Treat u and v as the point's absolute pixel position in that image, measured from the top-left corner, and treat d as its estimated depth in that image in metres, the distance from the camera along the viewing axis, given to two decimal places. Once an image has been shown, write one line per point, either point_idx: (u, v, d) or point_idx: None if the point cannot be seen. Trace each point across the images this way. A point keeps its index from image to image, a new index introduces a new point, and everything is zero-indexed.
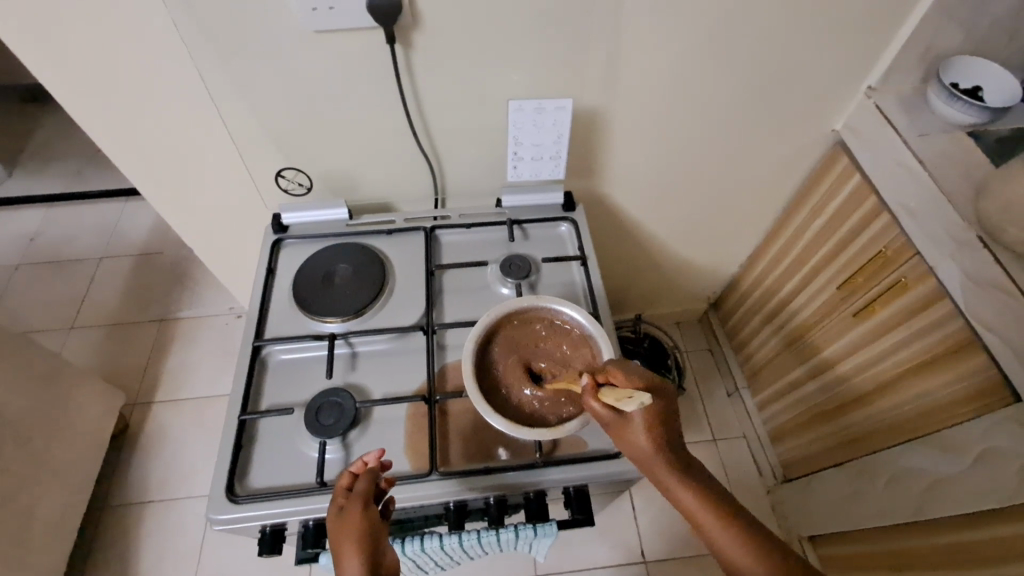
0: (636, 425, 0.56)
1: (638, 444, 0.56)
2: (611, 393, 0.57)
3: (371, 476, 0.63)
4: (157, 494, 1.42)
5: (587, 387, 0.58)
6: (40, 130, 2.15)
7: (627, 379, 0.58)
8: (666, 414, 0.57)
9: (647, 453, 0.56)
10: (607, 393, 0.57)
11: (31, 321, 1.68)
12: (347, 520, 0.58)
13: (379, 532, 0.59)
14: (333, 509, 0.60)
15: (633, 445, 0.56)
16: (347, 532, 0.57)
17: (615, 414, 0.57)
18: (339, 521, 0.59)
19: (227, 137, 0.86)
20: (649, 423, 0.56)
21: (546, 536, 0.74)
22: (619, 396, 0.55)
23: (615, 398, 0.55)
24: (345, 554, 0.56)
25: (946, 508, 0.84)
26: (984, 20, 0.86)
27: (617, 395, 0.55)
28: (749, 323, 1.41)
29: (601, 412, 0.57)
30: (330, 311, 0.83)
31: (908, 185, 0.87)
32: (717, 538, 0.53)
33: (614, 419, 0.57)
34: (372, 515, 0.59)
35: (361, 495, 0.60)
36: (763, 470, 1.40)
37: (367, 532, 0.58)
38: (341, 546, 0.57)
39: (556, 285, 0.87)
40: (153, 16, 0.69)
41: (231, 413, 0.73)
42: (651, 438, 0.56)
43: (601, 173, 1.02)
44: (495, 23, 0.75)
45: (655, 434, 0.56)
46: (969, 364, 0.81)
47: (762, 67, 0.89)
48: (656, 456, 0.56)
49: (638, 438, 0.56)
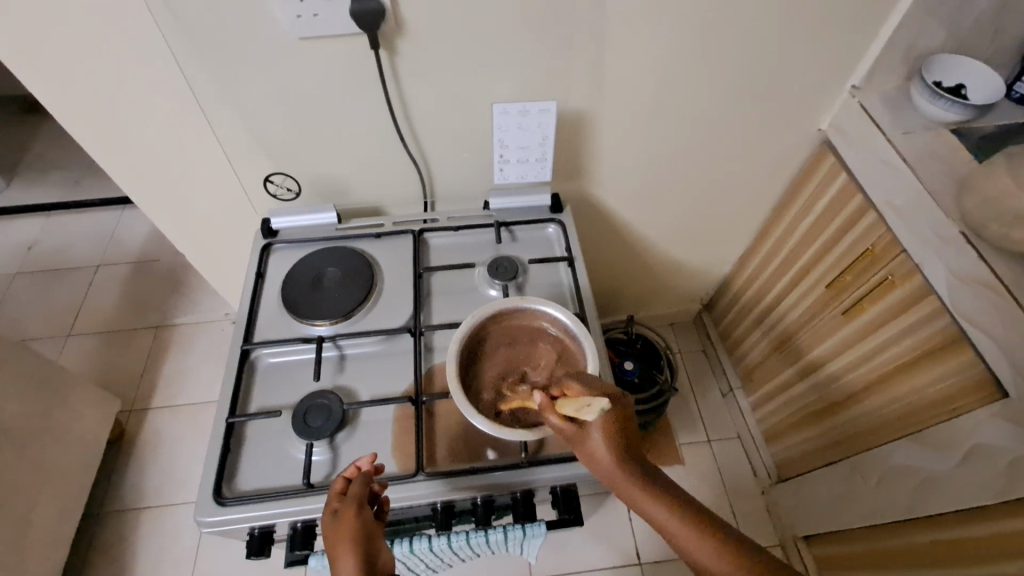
0: (596, 434, 0.56)
1: (598, 456, 0.56)
2: (569, 403, 0.58)
3: (365, 480, 0.63)
4: (153, 500, 1.42)
5: (543, 401, 0.58)
6: (38, 139, 2.17)
7: (583, 389, 0.59)
8: (623, 415, 0.57)
9: (607, 462, 0.56)
10: (567, 404, 0.58)
11: (28, 330, 1.69)
12: (341, 523, 0.59)
13: (374, 535, 0.59)
14: (327, 514, 0.60)
15: (592, 456, 0.57)
16: (342, 538, 0.58)
17: (574, 426, 0.57)
18: (333, 527, 0.59)
19: (215, 143, 0.87)
20: (607, 430, 0.56)
21: (535, 536, 0.74)
22: (577, 405, 0.57)
23: (575, 408, 0.57)
24: (340, 558, 0.56)
25: (936, 505, 0.85)
26: (966, 19, 0.87)
27: (577, 404, 0.57)
28: (741, 323, 1.42)
29: (561, 425, 0.57)
30: (319, 315, 0.83)
31: (893, 182, 0.87)
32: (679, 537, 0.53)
33: (574, 432, 0.57)
34: (366, 518, 0.60)
35: (355, 498, 0.61)
36: (759, 470, 1.40)
37: (362, 536, 0.58)
38: (337, 550, 0.57)
39: (543, 286, 0.87)
40: (140, 26, 0.70)
41: (219, 416, 0.74)
42: (612, 447, 0.56)
43: (588, 174, 1.03)
44: (479, 29, 0.76)
45: (612, 442, 0.56)
46: (955, 361, 0.82)
47: (746, 69, 0.89)
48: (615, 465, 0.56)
49: (598, 446, 0.56)
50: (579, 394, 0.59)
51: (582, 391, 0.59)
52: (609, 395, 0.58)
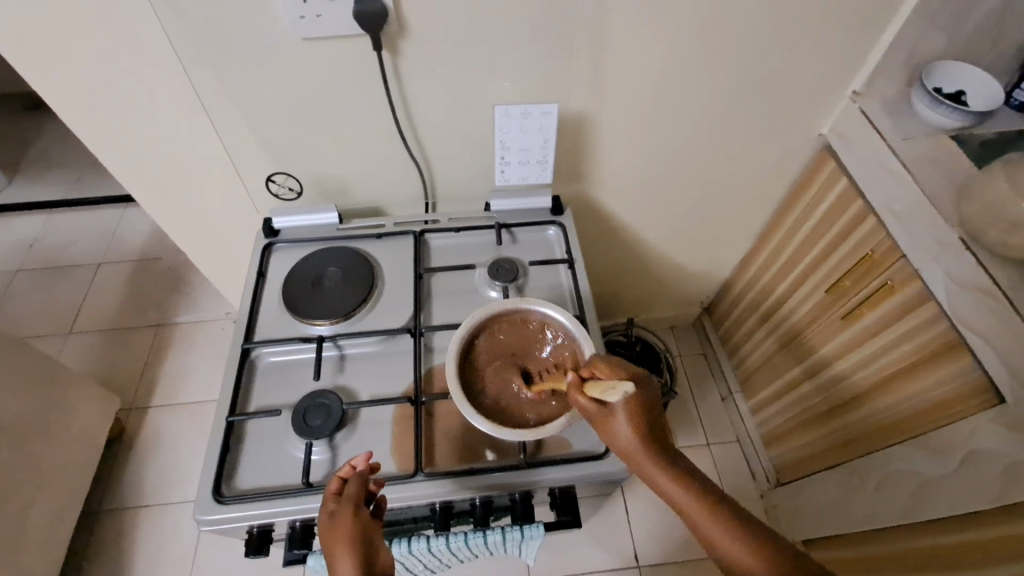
0: (621, 415, 0.57)
1: (619, 433, 0.57)
2: (596, 385, 0.58)
3: (359, 479, 0.63)
4: (151, 499, 1.42)
5: (574, 380, 0.60)
6: (41, 137, 2.18)
7: (612, 370, 0.59)
8: (649, 397, 0.58)
9: (631, 446, 0.57)
10: (593, 386, 0.58)
11: (29, 327, 1.69)
12: (338, 523, 0.59)
13: (371, 534, 0.60)
14: (324, 514, 0.61)
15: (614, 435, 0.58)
16: (338, 538, 0.58)
17: (598, 406, 0.58)
18: (330, 526, 0.59)
19: (218, 142, 0.87)
20: (632, 410, 0.57)
21: (533, 538, 0.74)
22: (603, 387, 0.57)
23: (603, 389, 0.57)
24: (337, 558, 0.57)
25: (933, 510, 0.85)
26: (966, 26, 0.87)
27: (602, 387, 0.57)
28: (741, 327, 1.42)
29: (588, 406, 0.58)
30: (319, 314, 0.84)
31: (892, 187, 0.88)
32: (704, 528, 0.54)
33: (598, 411, 0.58)
34: (362, 517, 0.60)
35: (350, 499, 0.61)
36: (757, 474, 1.40)
37: (358, 536, 0.58)
38: (333, 550, 0.57)
39: (543, 288, 0.88)
40: (145, 25, 0.71)
41: (219, 415, 0.74)
42: (635, 430, 0.57)
43: (589, 177, 1.03)
44: (482, 30, 0.76)
45: (636, 423, 0.57)
46: (954, 366, 0.82)
47: (747, 73, 0.90)
48: (636, 444, 0.57)
49: (622, 428, 0.57)
50: (606, 374, 0.59)
51: (611, 371, 0.59)
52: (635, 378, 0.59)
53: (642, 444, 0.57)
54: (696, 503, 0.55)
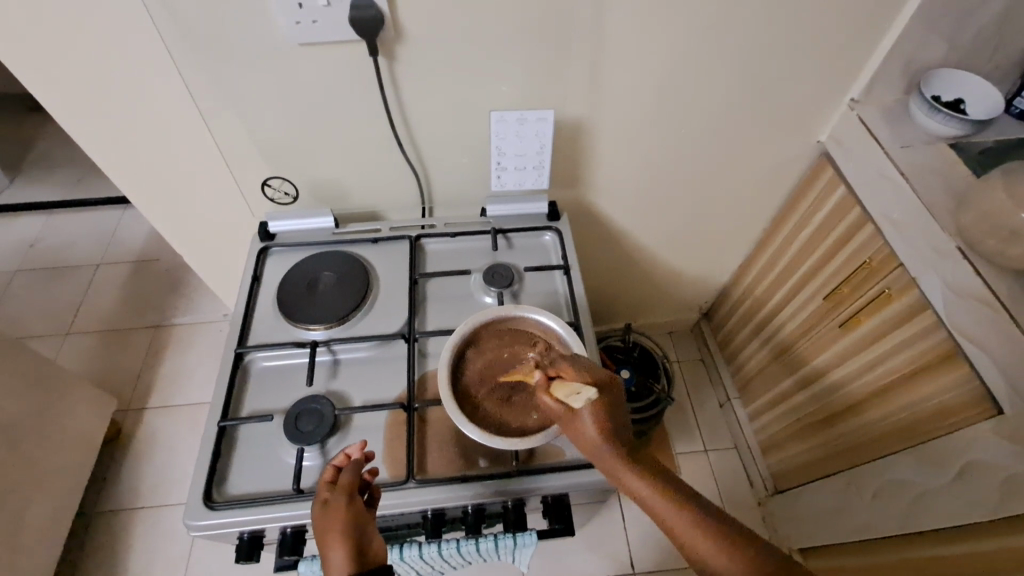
0: (585, 417, 0.56)
1: (586, 437, 0.56)
2: (563, 388, 0.58)
3: (354, 466, 0.64)
4: (146, 501, 1.42)
5: (541, 382, 0.60)
6: (42, 138, 2.18)
7: (578, 374, 0.60)
8: (617, 399, 0.57)
9: (596, 448, 0.55)
10: (559, 388, 0.59)
11: (27, 327, 1.69)
12: (332, 509, 0.59)
13: (365, 522, 0.60)
14: (318, 501, 0.61)
15: (582, 439, 0.56)
16: (331, 522, 0.58)
17: (564, 408, 0.57)
18: (323, 512, 0.59)
19: (214, 146, 0.87)
20: (597, 412, 0.55)
21: (525, 545, 0.75)
22: (569, 390, 0.58)
23: (567, 392, 0.57)
24: (329, 539, 0.57)
25: (930, 521, 0.84)
26: (965, 35, 0.87)
27: (568, 390, 0.58)
28: (739, 333, 1.42)
29: (554, 408, 0.58)
30: (314, 319, 0.83)
31: (890, 195, 0.87)
32: (678, 529, 0.51)
33: (565, 414, 0.57)
34: (356, 503, 0.60)
35: (345, 486, 0.61)
36: (755, 481, 1.40)
37: (350, 520, 0.58)
38: (326, 534, 0.57)
39: (539, 294, 0.87)
40: (141, 29, 0.71)
41: (211, 419, 0.74)
42: (600, 431, 0.55)
43: (587, 182, 1.03)
44: (478, 36, 0.76)
45: (602, 425, 0.55)
46: (952, 376, 0.81)
47: (744, 80, 0.89)
48: (604, 448, 0.55)
49: (587, 430, 0.55)
50: (573, 379, 0.59)
51: (574, 375, 0.59)
52: (603, 381, 0.59)
53: (608, 446, 0.55)
54: (668, 507, 0.52)
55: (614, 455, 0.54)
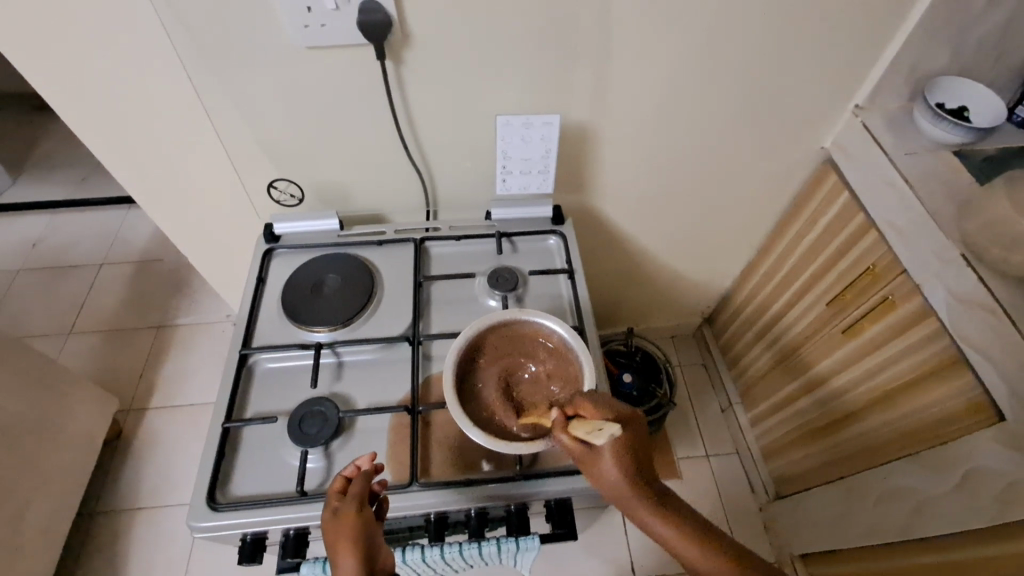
0: (607, 459, 0.56)
1: (609, 477, 0.56)
2: (583, 426, 0.58)
3: (365, 478, 0.63)
4: (146, 501, 1.42)
5: (558, 420, 0.59)
6: (46, 137, 2.19)
7: (597, 410, 0.59)
8: (637, 434, 0.58)
9: (619, 488, 0.56)
10: (579, 426, 0.58)
11: (30, 326, 1.69)
12: (342, 520, 0.59)
13: (374, 535, 0.59)
14: (328, 511, 0.60)
15: (604, 481, 0.56)
16: (343, 535, 0.58)
17: (585, 448, 0.57)
18: (334, 523, 0.59)
19: (221, 148, 0.87)
20: (619, 453, 0.56)
21: (528, 549, 0.74)
22: (590, 428, 0.57)
23: (587, 431, 0.57)
24: (340, 555, 0.57)
25: (930, 528, 0.84)
26: (969, 43, 0.87)
27: (589, 427, 0.57)
28: (742, 338, 1.42)
29: (574, 448, 0.57)
30: (318, 321, 0.83)
31: (894, 202, 0.87)
32: (693, 558, 0.54)
33: (587, 454, 0.57)
34: (367, 516, 0.60)
35: (355, 497, 0.61)
36: (756, 486, 1.40)
37: (362, 534, 0.58)
38: (337, 547, 0.57)
39: (543, 298, 0.87)
40: (150, 31, 0.71)
41: (216, 420, 0.74)
42: (622, 471, 0.56)
43: (591, 187, 1.03)
44: (484, 41, 0.76)
45: (625, 465, 0.56)
46: (955, 383, 0.81)
47: (749, 87, 0.90)
48: (628, 489, 0.56)
49: (609, 471, 0.56)
50: (593, 416, 0.59)
51: (595, 412, 0.59)
52: (622, 417, 0.59)
53: (630, 486, 0.55)
54: (687, 542, 0.55)
55: (635, 494, 0.55)
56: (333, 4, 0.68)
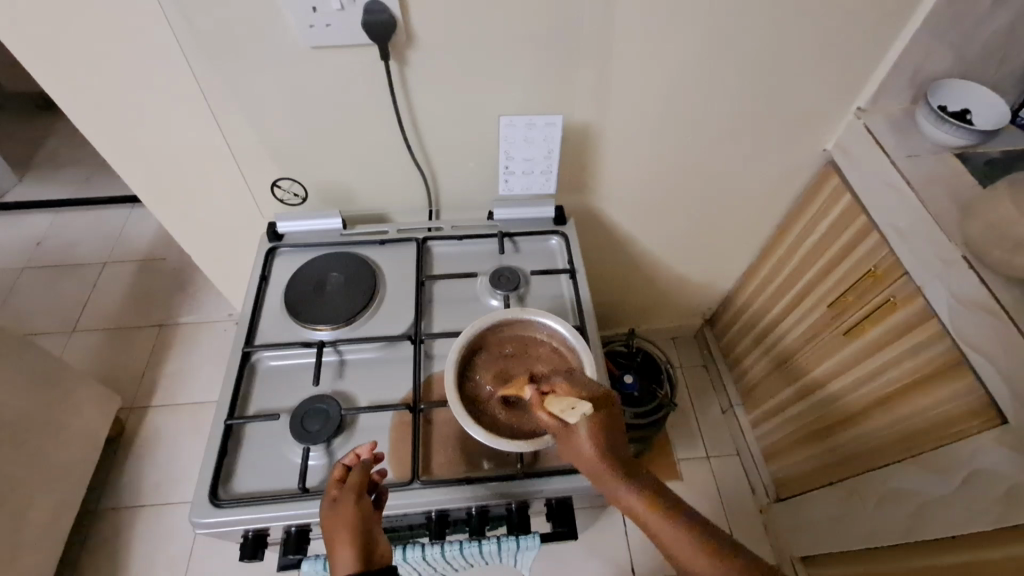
0: (579, 431, 0.55)
1: (582, 450, 0.55)
2: (558, 402, 0.58)
3: (363, 467, 0.64)
4: (149, 499, 1.43)
5: (534, 396, 0.61)
6: (51, 137, 2.20)
7: (572, 390, 0.60)
8: (611, 411, 0.58)
9: (592, 461, 0.55)
10: (555, 403, 0.58)
11: (34, 324, 1.70)
12: (340, 509, 0.59)
13: (372, 522, 0.60)
14: (327, 500, 0.61)
15: (578, 454, 0.56)
16: (340, 524, 0.58)
17: (560, 423, 0.57)
18: (332, 512, 0.59)
19: (226, 147, 0.88)
20: (591, 426, 0.55)
21: (528, 548, 0.74)
22: (564, 404, 0.57)
23: (561, 407, 0.57)
24: (337, 542, 0.57)
25: (933, 530, 0.84)
26: (972, 45, 0.87)
27: (563, 403, 0.57)
28: (743, 340, 1.42)
29: (549, 422, 0.58)
30: (321, 319, 0.84)
31: (896, 204, 0.88)
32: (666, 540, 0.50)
33: (560, 428, 0.57)
34: (364, 505, 0.60)
35: (354, 486, 0.61)
36: (757, 489, 1.39)
37: (359, 521, 0.58)
38: (333, 535, 0.57)
39: (544, 298, 0.88)
40: (157, 30, 0.72)
41: (219, 417, 0.74)
42: (593, 443, 0.55)
43: (594, 187, 1.04)
44: (488, 42, 0.77)
45: (597, 439, 0.55)
46: (956, 384, 0.81)
47: (751, 89, 0.90)
48: (600, 461, 0.54)
49: (582, 443, 0.55)
50: (568, 394, 0.59)
51: (571, 391, 0.59)
52: (598, 398, 0.58)
53: (603, 459, 0.54)
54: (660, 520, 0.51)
55: (607, 467, 0.54)
56: (338, 4, 0.69)
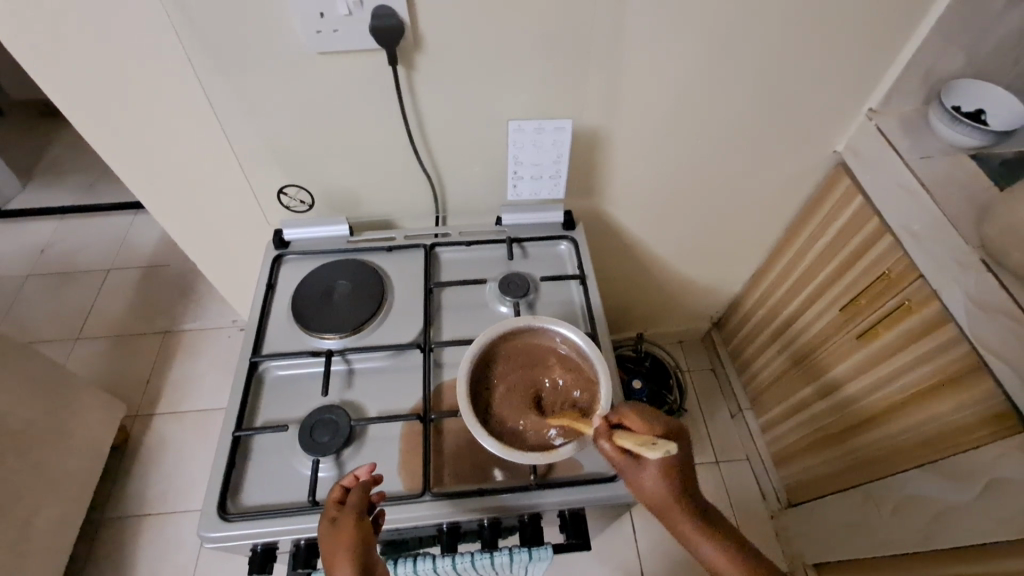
0: (653, 469, 0.58)
1: (653, 482, 0.58)
2: (628, 437, 0.58)
3: (363, 487, 0.62)
4: (154, 507, 1.42)
5: (600, 429, 0.60)
6: (54, 144, 2.20)
7: (645, 423, 0.60)
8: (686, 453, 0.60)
9: (663, 492, 0.58)
10: (626, 438, 0.58)
11: (38, 332, 1.69)
12: (340, 531, 0.58)
13: (372, 545, 0.58)
14: (325, 522, 0.60)
15: (648, 487, 0.58)
16: (340, 547, 0.57)
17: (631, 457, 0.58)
18: (331, 535, 0.58)
19: (231, 154, 0.87)
20: (666, 463, 0.58)
21: (541, 560, 0.69)
22: (640, 442, 0.56)
23: (637, 444, 0.56)
24: (337, 565, 0.55)
25: (952, 538, 0.82)
26: (985, 45, 0.86)
27: (637, 442, 0.56)
28: (752, 343, 1.40)
29: (618, 457, 0.59)
30: (328, 328, 0.83)
31: (911, 207, 0.86)
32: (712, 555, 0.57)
33: (632, 463, 0.58)
34: (365, 526, 0.59)
35: (353, 506, 0.60)
36: (768, 494, 1.38)
37: (359, 545, 0.57)
38: (333, 558, 0.56)
39: (554, 305, 0.87)
40: (161, 38, 0.71)
41: (226, 428, 0.73)
42: (665, 483, 0.58)
43: (602, 191, 1.03)
44: (496, 46, 0.76)
45: (671, 472, 0.58)
46: (978, 389, 0.79)
47: (763, 90, 0.89)
48: (670, 494, 0.58)
49: (651, 482, 0.58)
50: (638, 427, 0.59)
51: (642, 425, 0.59)
52: (670, 434, 0.60)
53: (675, 498, 0.58)
54: (706, 540, 0.57)
55: (679, 505, 0.58)
56: (345, 9, 0.68)
